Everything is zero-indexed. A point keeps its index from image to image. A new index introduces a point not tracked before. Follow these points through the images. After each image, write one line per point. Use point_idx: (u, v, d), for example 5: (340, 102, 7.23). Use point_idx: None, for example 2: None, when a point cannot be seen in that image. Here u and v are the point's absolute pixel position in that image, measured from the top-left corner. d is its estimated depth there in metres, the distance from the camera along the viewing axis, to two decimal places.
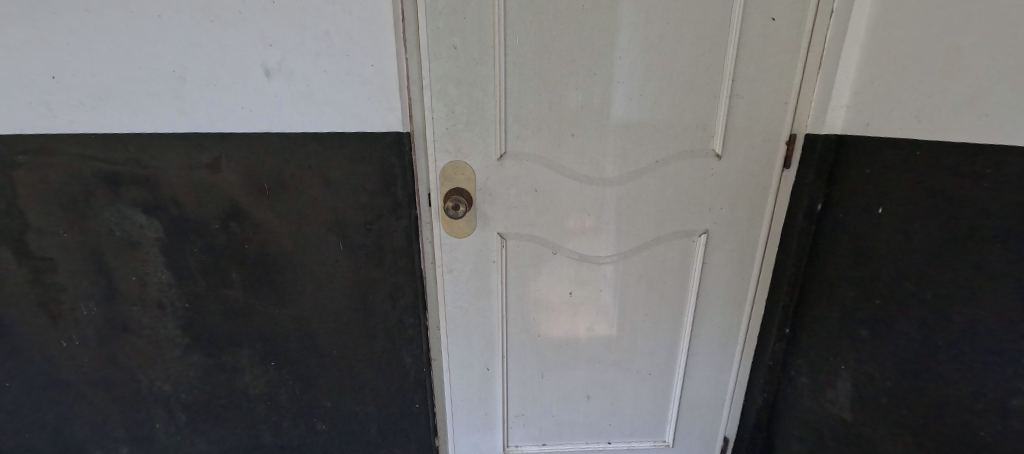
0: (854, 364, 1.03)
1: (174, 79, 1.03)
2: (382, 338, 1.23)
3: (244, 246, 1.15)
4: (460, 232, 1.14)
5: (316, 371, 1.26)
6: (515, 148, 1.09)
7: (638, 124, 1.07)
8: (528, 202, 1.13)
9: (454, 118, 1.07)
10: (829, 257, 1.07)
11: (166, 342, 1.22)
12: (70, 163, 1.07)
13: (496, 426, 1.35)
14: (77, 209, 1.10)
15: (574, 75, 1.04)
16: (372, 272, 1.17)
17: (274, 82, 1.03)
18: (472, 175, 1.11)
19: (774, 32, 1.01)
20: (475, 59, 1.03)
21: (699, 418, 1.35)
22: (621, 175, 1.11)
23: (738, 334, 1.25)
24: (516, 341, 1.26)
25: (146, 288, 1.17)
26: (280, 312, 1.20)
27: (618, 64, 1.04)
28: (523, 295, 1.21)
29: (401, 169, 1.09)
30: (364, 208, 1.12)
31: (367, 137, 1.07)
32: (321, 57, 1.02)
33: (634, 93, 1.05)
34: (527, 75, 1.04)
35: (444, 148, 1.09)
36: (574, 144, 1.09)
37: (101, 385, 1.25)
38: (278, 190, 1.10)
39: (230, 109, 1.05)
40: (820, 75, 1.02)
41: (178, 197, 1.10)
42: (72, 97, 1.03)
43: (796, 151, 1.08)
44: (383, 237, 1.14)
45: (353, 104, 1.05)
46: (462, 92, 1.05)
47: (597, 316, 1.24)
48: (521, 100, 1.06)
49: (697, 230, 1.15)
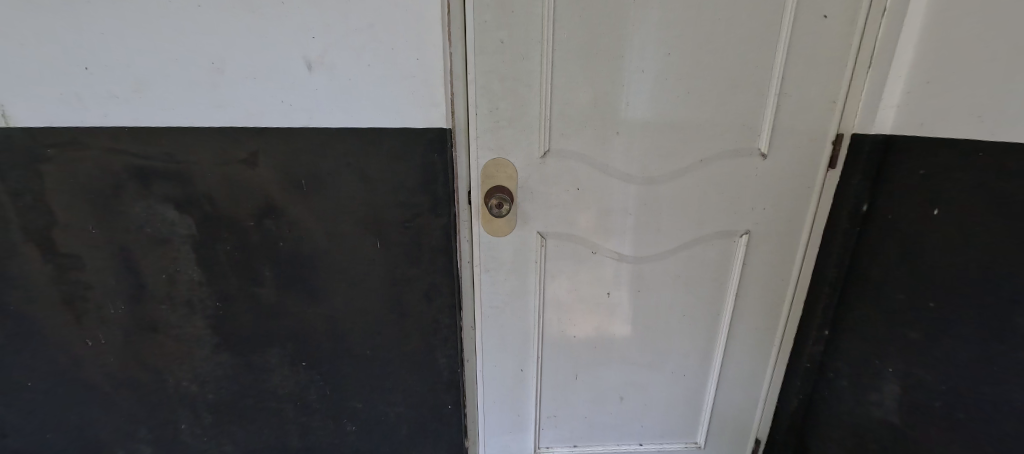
0: (902, 367, 1.02)
1: (212, 72, 1.01)
2: (416, 338, 1.21)
3: (278, 245, 1.12)
4: (499, 231, 1.12)
5: (347, 371, 1.24)
6: (558, 146, 1.07)
7: (683, 122, 1.06)
8: (568, 201, 1.11)
9: (497, 115, 1.05)
10: (874, 259, 1.06)
11: (194, 341, 1.19)
12: (101, 157, 1.05)
13: (527, 427, 1.34)
14: (107, 205, 1.08)
15: (620, 72, 1.03)
16: (408, 271, 1.15)
17: (315, 76, 1.01)
18: (514, 173, 1.09)
19: (825, 29, 1.00)
20: (522, 54, 1.01)
21: (730, 420, 1.34)
22: (664, 174, 1.09)
23: (774, 334, 1.24)
24: (551, 342, 1.25)
25: (175, 286, 1.15)
26: (312, 312, 1.18)
27: (664, 61, 1.02)
28: (560, 294, 1.20)
29: (442, 166, 1.07)
30: (403, 206, 1.09)
31: (407, 133, 1.05)
32: (364, 50, 0.99)
33: (680, 91, 1.04)
34: (573, 71, 1.02)
35: (486, 145, 1.07)
36: (618, 141, 1.07)
37: (127, 385, 1.23)
38: (315, 187, 1.08)
39: (269, 102, 1.02)
40: (871, 73, 1.01)
41: (212, 193, 1.08)
42: (105, 89, 1.01)
43: (842, 150, 1.06)
44: (421, 236, 1.12)
45: (395, 99, 1.02)
46: (506, 87, 1.03)
47: (632, 318, 1.23)
48: (566, 97, 1.04)
49: (738, 230, 1.14)
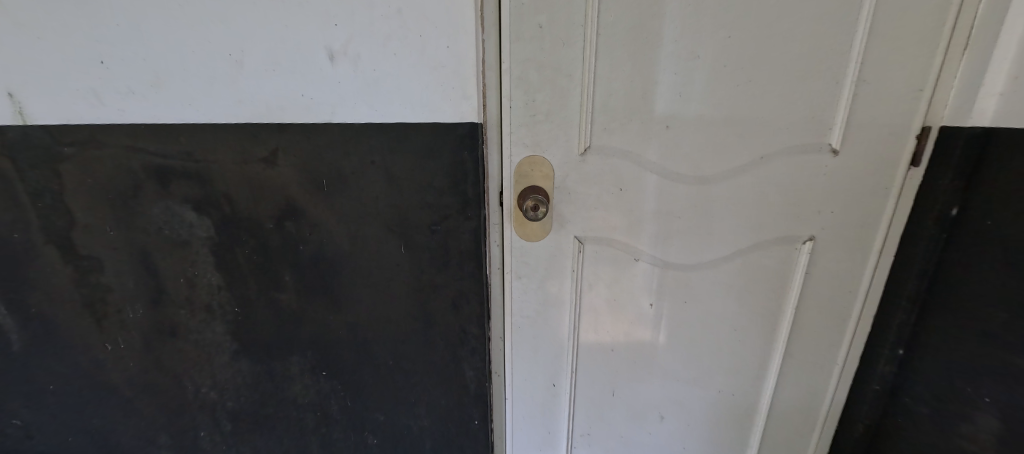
0: (1003, 394, 0.91)
1: (230, 65, 0.94)
2: (442, 350, 1.12)
3: (299, 248, 1.05)
4: (533, 235, 1.03)
5: (369, 382, 1.16)
6: (600, 142, 0.98)
7: (742, 114, 0.95)
8: (610, 203, 1.01)
9: (534, 108, 0.96)
10: (967, 270, 0.94)
11: (213, 347, 1.14)
12: (119, 155, 1.01)
13: (559, 445, 1.25)
14: (126, 206, 1.05)
15: (672, 58, 0.93)
16: (434, 278, 1.06)
17: (338, 68, 0.93)
18: (550, 172, 1.00)
19: (914, 5, 0.87)
20: (563, 39, 0.93)
21: (783, 445, 1.21)
22: (718, 172, 0.98)
23: (838, 354, 1.10)
24: (586, 354, 1.15)
25: (194, 290, 1.10)
26: (333, 319, 1.11)
27: (723, 44, 0.91)
28: (597, 305, 1.10)
29: (473, 164, 0.97)
30: (431, 208, 1.00)
31: (436, 130, 0.96)
32: (391, 38, 0.91)
33: (739, 80, 0.93)
34: (619, 58, 0.93)
35: (521, 141, 0.98)
36: (667, 137, 0.97)
37: (147, 389, 1.20)
38: (338, 187, 1.00)
39: (289, 95, 0.95)
40: (967, 56, 0.88)
41: (230, 194, 1.02)
42: (121, 85, 0.97)
43: (928, 145, 0.93)
44: (449, 240, 1.03)
45: (423, 92, 0.94)
46: (544, 77, 0.95)
47: (678, 331, 1.11)
48: (610, 86, 0.95)
49: (801, 236, 1.02)
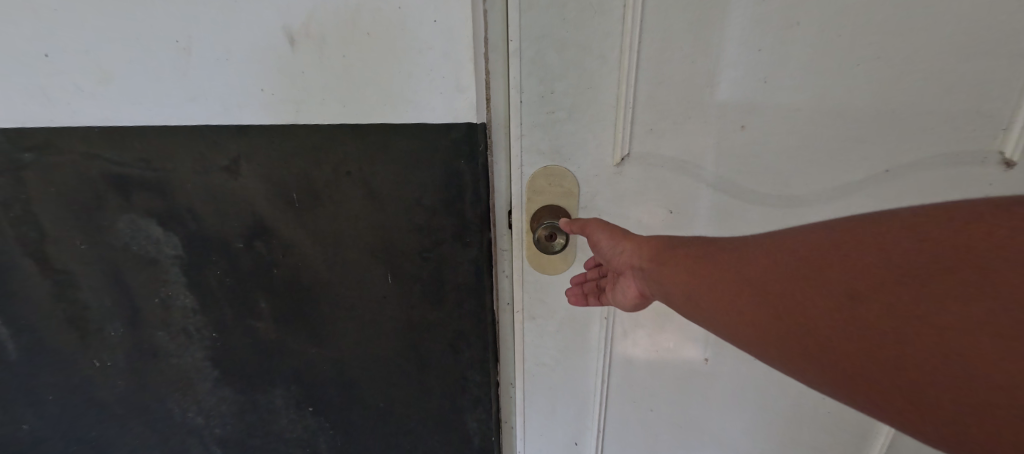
0: None
1: (180, 53, 0.75)
2: (440, 394, 0.94)
3: (273, 272, 0.88)
4: (550, 268, 0.82)
5: (360, 423, 1.01)
6: (642, 149, 0.73)
7: (854, 106, 0.66)
8: (655, 228, 0.77)
9: (553, 102, 0.72)
10: None
11: (196, 373, 1.01)
12: (76, 163, 0.84)
13: None
14: (90, 218, 0.90)
15: (756, 26, 0.64)
16: (428, 314, 0.87)
17: (301, 54, 0.73)
18: (573, 188, 0.77)
19: None
20: (595, 6, 0.66)
21: None
22: (811, 191, 0.71)
23: None
24: (615, 409, 0.94)
25: (170, 311, 0.96)
26: (316, 353, 0.94)
27: (840, 2, 0.61)
28: (630, 358, 0.89)
29: (472, 176, 0.76)
30: (421, 231, 0.81)
31: (423, 133, 0.75)
32: (363, 11, 0.69)
33: (857, 58, 0.63)
34: (676, 30, 0.66)
35: (537, 147, 0.75)
36: (743, 141, 0.70)
37: (134, 411, 1.08)
38: (312, 203, 0.82)
39: (248, 90, 0.76)
40: None
41: (194, 208, 0.86)
42: (69, 81, 0.78)
43: None
44: (444, 270, 0.83)
45: (408, 83, 0.72)
46: (567, 60, 0.70)
47: (756, 413, 0.89)
48: (661, 72, 0.68)
49: None
